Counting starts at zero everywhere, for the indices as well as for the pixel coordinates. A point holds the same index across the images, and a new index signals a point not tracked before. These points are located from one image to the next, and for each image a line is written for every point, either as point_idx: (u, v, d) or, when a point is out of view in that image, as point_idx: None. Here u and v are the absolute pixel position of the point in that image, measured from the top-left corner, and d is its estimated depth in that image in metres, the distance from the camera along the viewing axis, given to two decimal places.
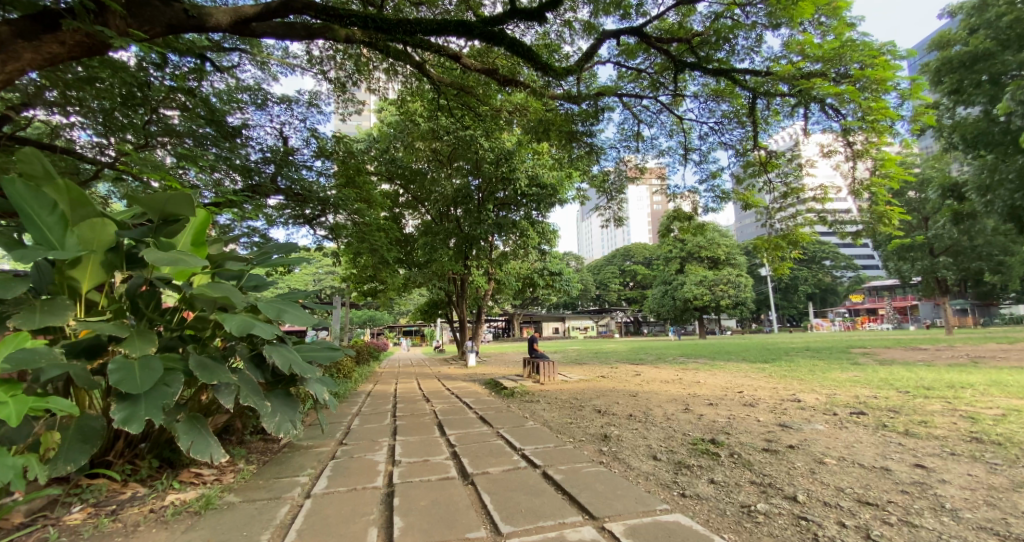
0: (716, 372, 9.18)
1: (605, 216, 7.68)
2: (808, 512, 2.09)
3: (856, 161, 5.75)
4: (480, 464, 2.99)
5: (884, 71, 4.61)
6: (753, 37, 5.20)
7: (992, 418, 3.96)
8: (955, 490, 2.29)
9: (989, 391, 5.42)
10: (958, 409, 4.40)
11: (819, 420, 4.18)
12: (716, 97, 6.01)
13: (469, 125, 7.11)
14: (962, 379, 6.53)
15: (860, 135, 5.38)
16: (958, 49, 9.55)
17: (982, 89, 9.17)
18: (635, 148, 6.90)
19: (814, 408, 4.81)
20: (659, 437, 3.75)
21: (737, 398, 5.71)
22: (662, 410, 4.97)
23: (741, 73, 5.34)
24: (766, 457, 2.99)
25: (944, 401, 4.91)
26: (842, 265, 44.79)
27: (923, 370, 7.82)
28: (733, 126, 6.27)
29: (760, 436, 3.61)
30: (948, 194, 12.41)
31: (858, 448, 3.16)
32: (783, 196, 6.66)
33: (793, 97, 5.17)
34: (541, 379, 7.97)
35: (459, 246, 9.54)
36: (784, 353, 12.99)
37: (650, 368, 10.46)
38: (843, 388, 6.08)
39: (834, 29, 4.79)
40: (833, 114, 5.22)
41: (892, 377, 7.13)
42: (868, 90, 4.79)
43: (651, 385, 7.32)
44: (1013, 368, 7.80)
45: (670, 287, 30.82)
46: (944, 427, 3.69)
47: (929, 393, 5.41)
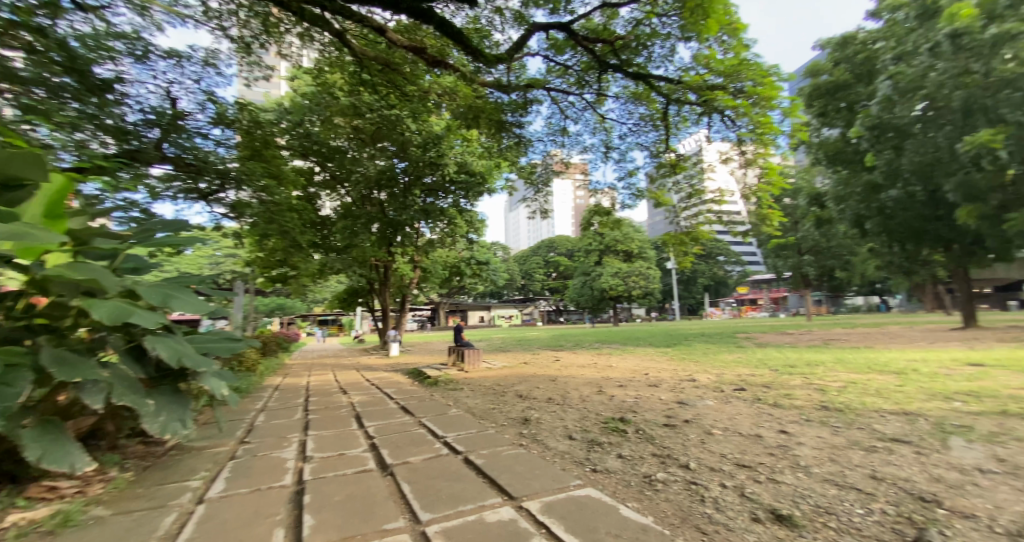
0: (626, 356, 9.95)
1: (532, 208, 7.88)
2: (698, 477, 2.35)
3: (747, 169, 6.49)
4: (400, 455, 2.92)
5: (771, 90, 5.17)
6: (668, 46, 5.59)
7: (835, 389, 4.79)
8: (808, 450, 2.74)
9: (835, 367, 6.54)
10: (812, 383, 5.26)
11: (709, 396, 4.73)
12: (634, 100, 6.37)
13: (395, 106, 6.83)
14: (816, 358, 7.78)
15: (750, 145, 6.26)
16: (824, 78, 11.30)
17: (840, 115, 11.31)
18: (561, 142, 7.13)
19: (706, 385, 5.44)
20: (574, 417, 3.98)
21: (643, 379, 6.25)
22: (579, 393, 5.27)
23: (657, 79, 5.80)
24: (665, 431, 3.31)
25: (803, 376, 5.84)
26: (733, 261, 50.02)
27: (790, 351, 9.19)
28: (649, 128, 6.72)
29: (662, 413, 3.98)
30: (813, 202, 14.85)
31: (738, 419, 3.63)
32: (688, 197, 7.33)
33: (699, 106, 5.79)
34: (465, 367, 8.00)
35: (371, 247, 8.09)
36: (684, 338, 14.47)
37: (568, 354, 11.03)
38: (728, 368, 6.95)
39: (733, 48, 5.27)
40: (731, 125, 5.84)
41: (767, 357, 8.29)
42: (758, 106, 5.38)
43: (569, 370, 7.71)
44: (853, 347, 9.48)
45: (589, 278, 32.51)
46: (802, 398, 4.39)
47: (793, 370, 6.37)
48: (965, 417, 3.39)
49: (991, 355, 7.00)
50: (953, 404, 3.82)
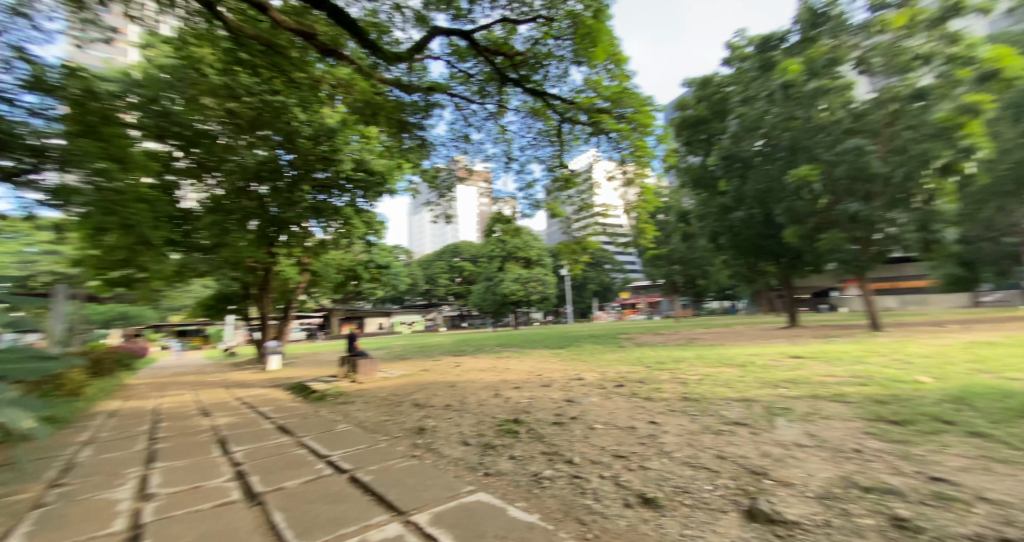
0: (523, 358, 10.29)
1: (435, 212, 7.83)
2: (581, 471, 2.51)
3: (628, 188, 7.21)
4: (273, 480, 2.61)
5: (646, 119, 5.84)
6: (562, 68, 5.97)
7: (695, 381, 5.52)
8: (672, 437, 3.10)
9: (696, 362, 7.56)
10: (678, 377, 6.01)
11: (594, 393, 5.11)
12: (533, 114, 6.65)
13: (279, 92, 5.80)
14: (682, 354, 8.91)
15: (631, 166, 7.03)
16: (689, 112, 13.06)
17: (701, 145, 13.16)
18: (463, 149, 7.12)
19: (592, 383, 5.88)
20: (470, 423, 3.97)
21: (537, 380, 6.52)
22: (476, 398, 5.30)
23: (552, 98, 6.17)
24: (554, 429, 3.48)
25: (671, 371, 6.65)
26: (619, 268, 54.99)
27: (663, 349, 10.39)
28: (546, 143, 7.07)
29: (552, 412, 4.19)
30: (683, 218, 17.16)
31: (617, 413, 3.96)
32: (580, 210, 7.85)
33: (589, 127, 6.28)
34: (357, 378, 7.55)
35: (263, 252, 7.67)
36: (576, 339, 15.48)
37: (467, 359, 11.03)
38: (613, 366, 7.60)
39: (617, 77, 5.79)
40: (615, 146, 6.43)
41: (644, 355, 9.25)
42: (637, 132, 6.02)
43: (468, 375, 7.72)
44: (711, 344, 11.06)
45: (491, 283, 33.07)
46: (669, 390, 4.98)
47: (663, 366, 7.20)
48: (786, 400, 4.16)
49: (804, 348, 8.72)
50: (779, 390, 4.67)
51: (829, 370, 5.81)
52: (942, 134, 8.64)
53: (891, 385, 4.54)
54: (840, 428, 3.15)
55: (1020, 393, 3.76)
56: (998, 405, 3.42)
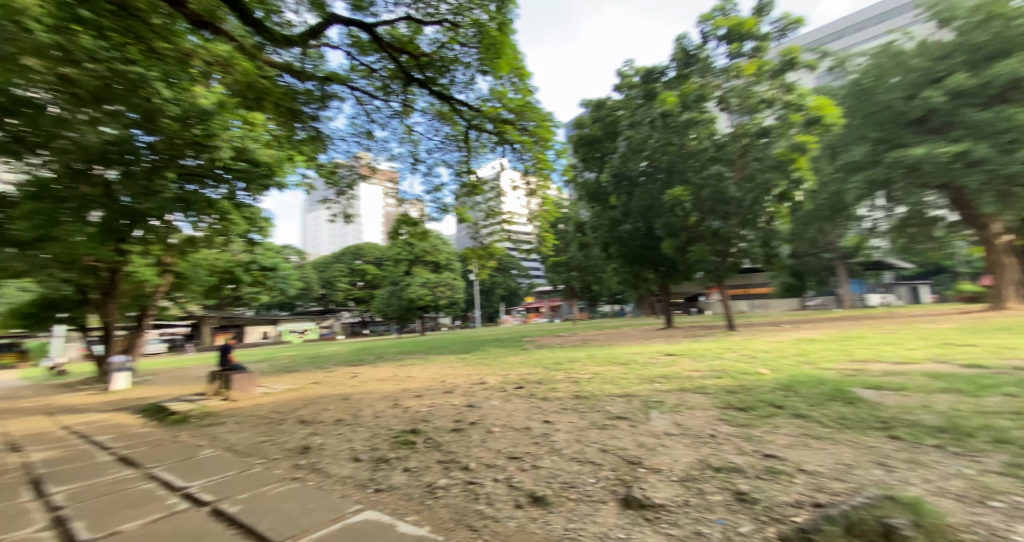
0: (426, 365, 10.06)
1: (333, 210, 7.26)
2: (476, 477, 2.51)
3: (530, 198, 7.45)
4: (107, 524, 2.18)
5: (547, 133, 6.13)
6: (468, 75, 5.98)
7: (588, 380, 5.90)
8: (564, 435, 3.27)
9: (589, 362, 8.09)
10: (572, 376, 6.36)
11: (493, 397, 5.18)
12: (439, 118, 6.56)
13: (135, 63, 4.08)
14: (577, 355, 9.46)
15: (533, 177, 7.22)
16: (585, 131, 14.01)
17: (595, 162, 14.27)
18: (366, 146, 6.74)
19: (492, 387, 5.95)
20: (362, 437, 3.74)
21: (438, 387, 6.41)
22: (371, 409, 5.02)
23: (459, 103, 6.16)
24: (451, 437, 3.44)
25: (567, 371, 7.02)
26: (525, 274, 56.72)
27: (562, 351, 10.93)
28: (453, 148, 7.02)
29: (451, 419, 4.13)
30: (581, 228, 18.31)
31: (514, 415, 4.06)
32: (486, 216, 7.93)
33: (495, 136, 6.40)
34: (232, 395, 6.68)
35: (112, 248, 6.53)
36: (481, 344, 15.58)
37: (365, 368, 10.41)
38: (514, 369, 7.78)
39: (521, 91, 5.93)
40: (519, 157, 6.65)
41: (544, 357, 9.64)
42: (539, 145, 6.30)
43: (365, 385, 7.30)
44: (604, 345, 11.93)
45: (397, 288, 31.80)
46: (564, 390, 5.25)
47: (561, 367, 7.58)
48: (661, 394, 4.65)
49: (680, 346, 9.85)
50: (655, 385, 5.20)
51: (696, 365, 6.64)
52: (779, 166, 10.65)
53: (740, 377, 5.34)
54: (701, 417, 3.61)
55: (827, 379, 4.69)
56: (813, 390, 4.21)
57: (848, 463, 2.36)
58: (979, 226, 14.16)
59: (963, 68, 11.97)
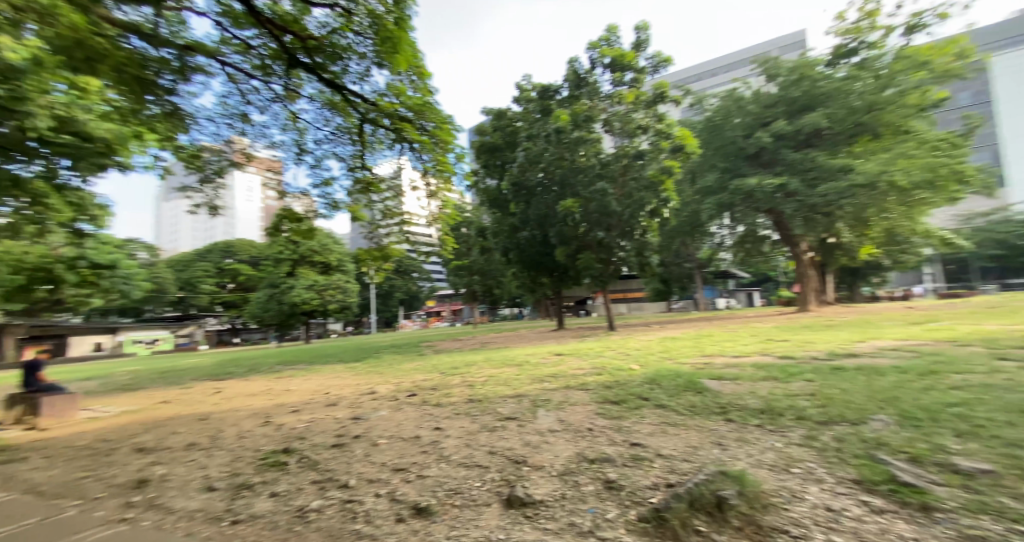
0: (309, 376, 9.19)
1: (194, 201, 6.19)
2: (355, 494, 2.36)
3: (430, 199, 7.23)
4: None
5: (446, 136, 6.05)
6: (363, 66, 5.67)
7: (481, 384, 5.96)
8: (453, 441, 3.25)
9: (484, 365, 8.19)
10: (466, 380, 6.37)
11: (382, 407, 4.94)
12: (330, 108, 6.10)
13: None
14: (473, 359, 9.50)
15: (435, 178, 6.94)
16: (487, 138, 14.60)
17: (495, 169, 14.92)
18: (242, 130, 5.94)
19: (382, 396, 5.67)
20: (222, 462, 3.27)
21: (321, 400, 5.90)
22: (236, 429, 4.42)
23: (351, 95, 5.80)
24: (331, 453, 3.19)
25: (461, 375, 7.01)
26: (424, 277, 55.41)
27: (457, 355, 10.86)
28: (346, 140, 6.58)
29: (332, 434, 3.83)
30: (480, 232, 18.55)
31: (403, 425, 3.92)
32: (383, 215, 7.55)
33: (392, 132, 6.18)
34: (39, 423, 5.32)
35: None
36: (374, 351, 14.79)
37: (233, 383, 9.13)
38: (407, 376, 7.51)
39: (420, 90, 5.76)
40: (418, 156, 6.51)
41: (439, 362, 9.48)
42: (438, 146, 6.23)
43: (230, 402, 6.40)
44: (499, 348, 12.18)
45: (277, 291, 28.55)
46: (456, 395, 5.23)
47: (455, 371, 7.53)
48: (548, 393, 4.91)
49: (568, 347, 10.49)
50: (544, 385, 5.47)
51: (580, 364, 7.16)
52: (651, 186, 12.11)
53: (617, 373, 5.90)
54: (581, 412, 3.89)
55: (684, 372, 5.42)
56: (674, 382, 4.81)
57: (695, 445, 2.75)
58: (793, 244, 17.62)
59: (783, 116, 14.90)
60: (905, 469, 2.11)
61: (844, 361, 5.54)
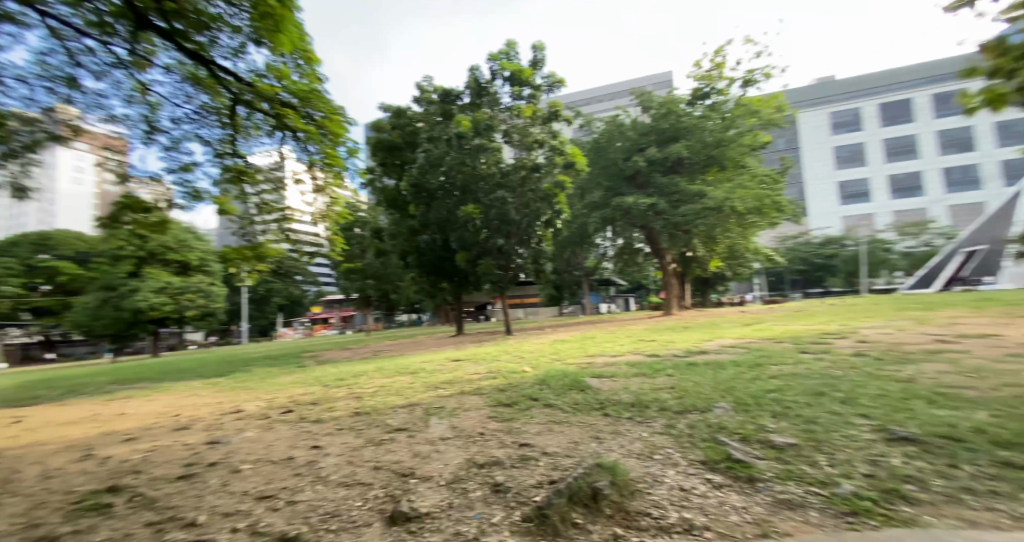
0: (154, 396, 7.72)
1: None
2: (206, 532, 2.03)
3: (317, 195, 6.69)
4: None
5: (336, 128, 5.60)
6: (236, 42, 4.99)
7: (369, 395, 5.63)
8: (331, 459, 3.00)
9: (374, 375, 7.74)
10: (353, 392, 5.95)
11: (250, 427, 4.36)
12: (192, 83, 5.23)
13: None
14: (362, 369, 8.92)
15: (322, 173, 6.37)
16: (384, 135, 14.44)
17: (394, 168, 14.70)
18: (66, 96, 4.64)
19: (250, 415, 5.01)
20: (14, 513, 2.56)
21: (169, 424, 4.98)
22: (41, 468, 3.51)
23: (220, 71, 5.07)
24: (177, 486, 2.71)
25: (347, 387, 6.53)
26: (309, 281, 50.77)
27: (344, 365, 10.09)
28: (214, 122, 5.69)
29: (181, 463, 3.26)
30: (374, 235, 17.70)
31: (273, 446, 3.50)
32: (260, 210, 6.52)
33: (272, 118, 5.55)
34: None
35: None
36: (244, 363, 13.05)
37: (41, 410, 7.25)
38: (283, 391, 6.75)
39: (307, 75, 5.28)
40: (302, 147, 5.97)
41: (322, 374, 8.70)
42: (327, 138, 5.76)
43: (33, 435, 5.06)
44: (391, 356, 11.64)
45: (117, 294, 22.72)
46: (340, 409, 4.86)
47: (341, 383, 6.98)
48: (440, 400, 4.83)
49: (463, 353, 10.45)
50: (437, 392, 5.37)
51: (476, 369, 7.19)
52: (546, 198, 12.81)
53: (510, 376, 6.06)
54: (474, 417, 3.91)
55: (571, 372, 5.78)
56: (560, 382, 5.10)
57: (576, 440, 2.94)
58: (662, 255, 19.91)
59: (654, 144, 16.95)
60: (738, 448, 2.52)
61: (699, 357, 6.45)
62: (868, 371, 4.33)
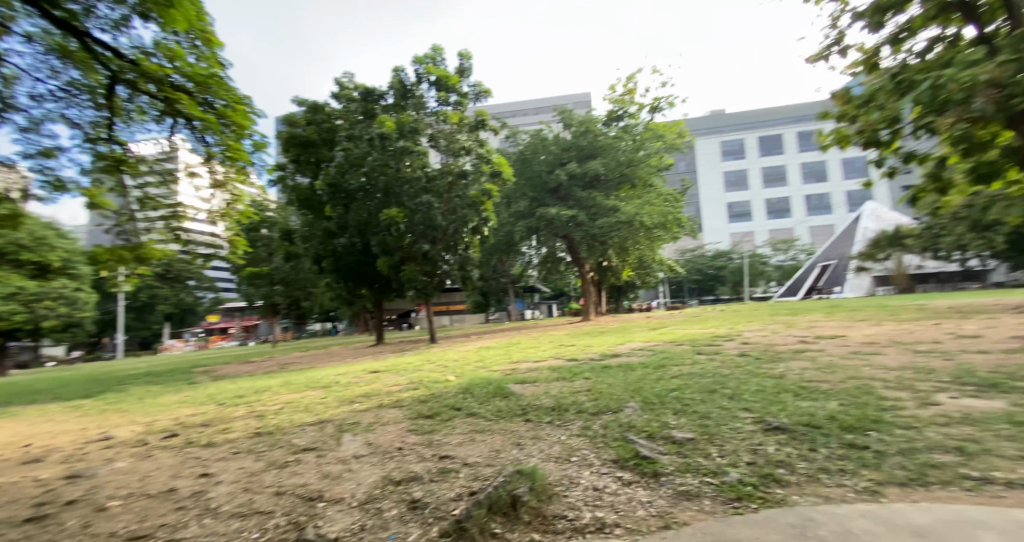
0: None
1: None
2: None
3: (216, 191, 6.02)
4: None
5: (241, 118, 5.05)
6: (117, 12, 4.32)
7: (273, 413, 5.13)
8: (224, 487, 2.68)
9: (280, 390, 7.09)
10: (254, 410, 5.39)
11: (123, 456, 3.74)
12: (55, 54, 4.38)
13: None
14: (266, 384, 8.12)
15: (222, 166, 5.75)
16: (299, 131, 13.66)
17: (309, 166, 13.85)
18: None
19: (123, 442, 4.30)
20: None
21: (7, 458, 4.09)
22: None
23: (95, 43, 4.34)
24: (18, 533, 2.23)
25: (248, 405, 5.89)
26: None
27: (244, 381, 9.10)
28: (85, 101, 4.78)
29: (24, 505, 2.69)
30: (284, 237, 16.38)
31: (152, 476, 3.04)
32: (141, 205, 5.50)
33: (161, 102, 4.87)
34: None
35: None
36: (116, 381, 11.21)
37: None
38: (166, 412, 5.90)
39: (206, 59, 4.72)
40: (199, 137, 5.33)
41: (217, 391, 7.77)
42: (228, 129, 5.18)
43: None
44: (300, 369, 10.75)
45: None
46: (238, 429, 4.37)
47: (240, 401, 6.28)
48: (356, 414, 4.56)
49: (381, 363, 9.95)
50: (353, 406, 5.06)
51: (396, 380, 6.92)
52: (473, 205, 12.71)
53: (433, 386, 5.93)
54: (392, 431, 3.74)
55: (493, 379, 5.81)
56: (483, 390, 5.09)
57: (496, 448, 2.95)
58: (581, 264, 20.75)
59: (575, 159, 17.85)
60: (645, 445, 2.71)
61: (612, 361, 6.87)
62: (752, 370, 4.93)
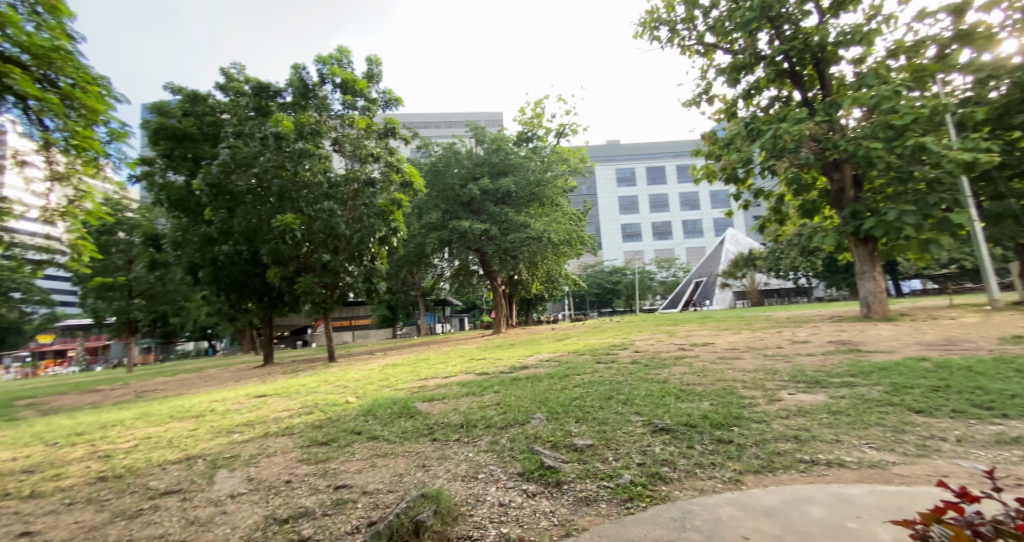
0: None
1: None
2: None
3: (53, 186, 4.97)
4: None
5: (95, 102, 4.27)
6: None
7: (125, 451, 4.29)
8: None
9: (135, 424, 5.96)
10: (98, 450, 4.46)
11: None
12: None
13: None
14: (116, 417, 6.77)
15: (62, 155, 4.77)
16: (172, 122, 11.98)
17: (186, 163, 12.17)
18: None
19: None
20: None
21: None
22: None
23: None
24: None
25: (89, 443, 4.85)
26: None
27: (85, 414, 7.49)
28: None
29: None
30: (149, 243, 14.06)
31: None
32: None
33: None
34: None
35: None
36: None
37: None
38: None
39: (49, 28, 3.92)
40: (33, 119, 4.35)
41: (45, 429, 6.28)
42: (76, 112, 4.33)
43: None
44: (165, 397, 9.17)
45: None
46: (74, 474, 3.58)
47: (79, 439, 5.15)
48: (235, 447, 4.02)
49: (268, 387, 8.86)
50: (232, 437, 4.46)
51: (287, 405, 6.25)
52: (381, 214, 12.00)
53: (330, 409, 5.47)
54: (279, 463, 3.35)
55: (399, 398, 5.57)
56: (387, 411, 4.84)
57: (400, 473, 2.82)
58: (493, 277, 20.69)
59: (487, 175, 18.17)
60: (549, 455, 2.81)
61: (520, 373, 7.01)
62: (642, 376, 5.39)
